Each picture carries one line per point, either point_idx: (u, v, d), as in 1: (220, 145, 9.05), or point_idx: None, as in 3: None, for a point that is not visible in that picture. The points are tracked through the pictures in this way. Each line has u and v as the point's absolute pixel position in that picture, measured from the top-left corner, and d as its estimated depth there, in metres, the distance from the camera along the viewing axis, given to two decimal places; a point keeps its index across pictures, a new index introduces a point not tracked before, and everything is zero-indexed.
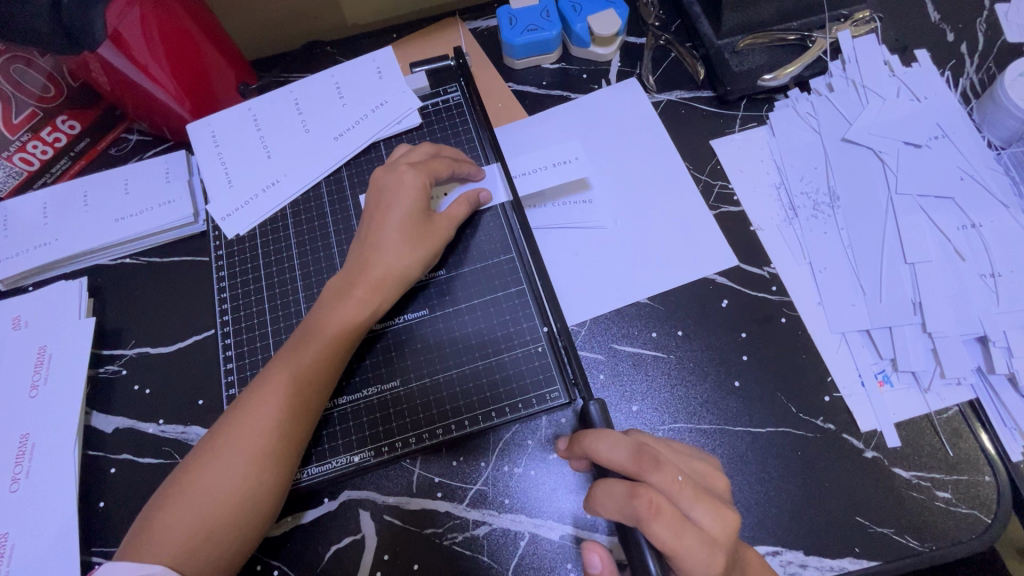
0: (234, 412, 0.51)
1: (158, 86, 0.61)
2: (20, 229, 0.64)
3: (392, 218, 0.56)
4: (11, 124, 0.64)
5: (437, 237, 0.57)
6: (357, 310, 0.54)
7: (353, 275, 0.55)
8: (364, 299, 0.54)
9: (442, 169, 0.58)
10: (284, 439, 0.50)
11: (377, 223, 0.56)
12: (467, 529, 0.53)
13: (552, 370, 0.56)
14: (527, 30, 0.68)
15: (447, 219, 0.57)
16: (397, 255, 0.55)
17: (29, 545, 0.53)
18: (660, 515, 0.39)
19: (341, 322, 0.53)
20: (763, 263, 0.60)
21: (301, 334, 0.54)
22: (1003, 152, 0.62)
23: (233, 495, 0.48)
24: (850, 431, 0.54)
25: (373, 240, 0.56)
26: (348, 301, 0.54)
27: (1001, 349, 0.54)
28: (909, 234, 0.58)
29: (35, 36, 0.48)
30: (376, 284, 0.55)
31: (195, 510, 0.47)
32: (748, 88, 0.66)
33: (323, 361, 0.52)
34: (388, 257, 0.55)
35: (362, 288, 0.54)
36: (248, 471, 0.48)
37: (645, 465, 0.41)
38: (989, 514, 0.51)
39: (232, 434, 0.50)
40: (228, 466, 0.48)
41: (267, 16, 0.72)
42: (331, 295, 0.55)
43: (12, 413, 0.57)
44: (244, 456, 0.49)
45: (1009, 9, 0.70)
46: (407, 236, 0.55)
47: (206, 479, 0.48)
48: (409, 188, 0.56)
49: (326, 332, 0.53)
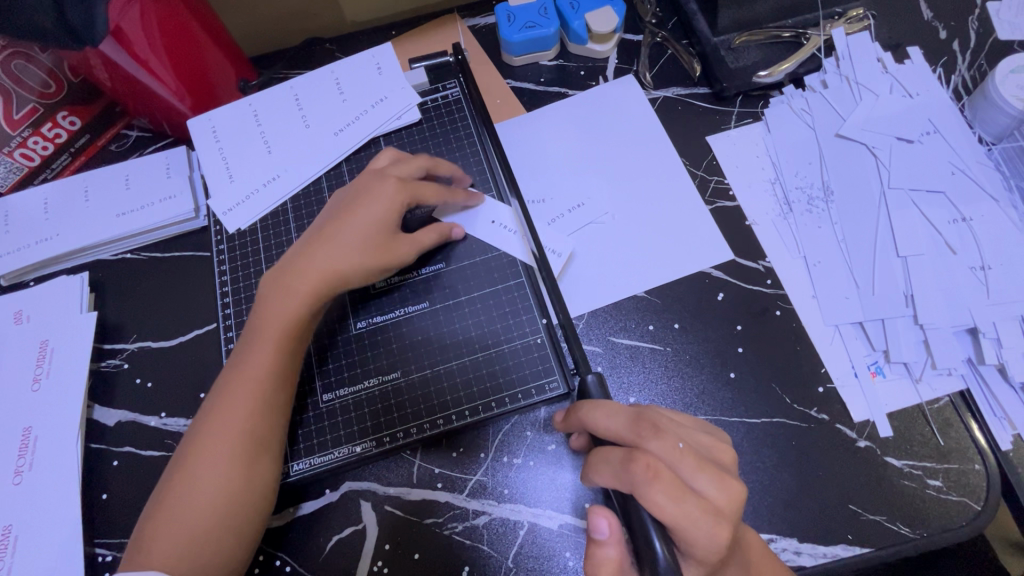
0: (200, 419, 0.51)
1: (159, 82, 0.62)
2: (22, 225, 0.64)
3: (353, 220, 0.55)
4: (12, 120, 0.64)
5: (391, 237, 0.56)
6: (293, 307, 0.53)
7: (290, 271, 0.55)
8: (302, 296, 0.54)
9: (430, 194, 0.58)
10: (245, 439, 0.50)
11: (337, 221, 0.56)
12: (467, 519, 0.54)
13: (551, 361, 0.57)
14: (526, 27, 0.68)
15: (416, 241, 0.58)
16: (342, 252, 0.55)
17: (33, 537, 0.53)
18: (660, 479, 0.39)
19: (280, 319, 0.53)
20: (758, 257, 0.61)
21: (248, 335, 0.54)
22: (994, 147, 0.63)
23: (210, 501, 0.48)
24: (844, 421, 0.55)
25: (324, 237, 0.55)
26: (281, 299, 0.53)
27: (991, 340, 0.55)
28: (901, 227, 0.59)
29: (39, 32, 0.49)
30: (313, 281, 0.54)
31: (178, 517, 0.48)
32: (743, 85, 0.67)
33: (268, 356, 0.52)
34: (332, 254, 0.54)
35: (301, 285, 0.54)
36: (218, 475, 0.49)
37: (643, 432, 0.42)
38: (978, 502, 0.52)
39: (198, 440, 0.50)
40: (198, 470, 0.49)
41: (267, 12, 0.73)
42: (269, 292, 0.55)
43: (15, 406, 0.58)
44: (213, 460, 0.49)
45: (1000, 7, 0.71)
46: (350, 230, 0.55)
47: (181, 489, 0.49)
48: (384, 196, 0.56)
49: (269, 329, 0.53)
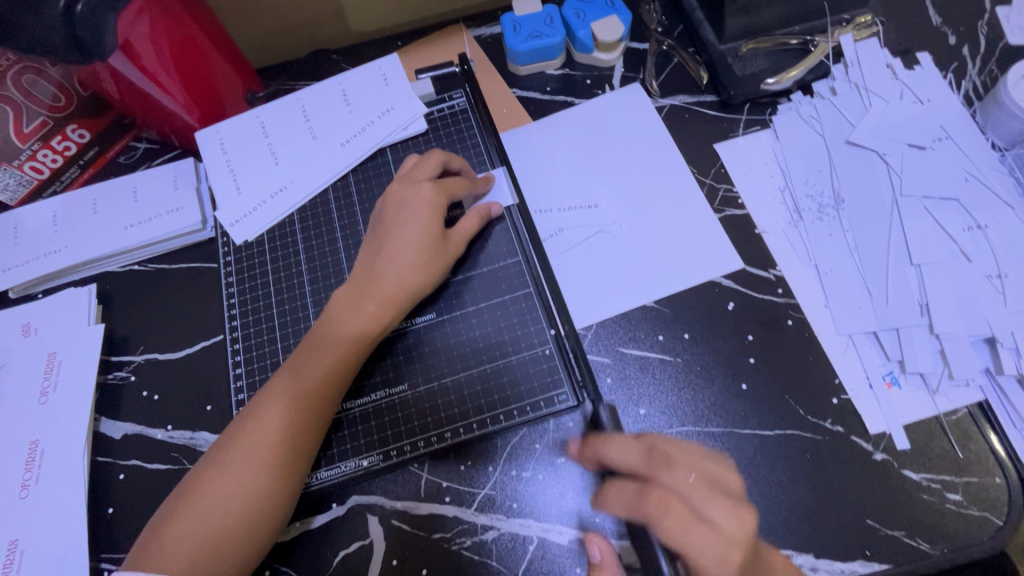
0: (248, 420, 0.51)
1: (165, 94, 0.62)
2: (31, 237, 0.64)
3: (408, 234, 0.56)
4: (22, 134, 0.64)
5: (449, 257, 0.57)
6: (369, 324, 0.54)
7: (365, 285, 0.55)
8: (374, 311, 0.54)
9: (459, 188, 0.59)
10: (297, 449, 0.50)
11: (392, 235, 0.57)
12: (476, 533, 0.53)
13: (560, 373, 0.56)
14: (531, 37, 0.68)
15: (461, 236, 0.58)
16: (410, 273, 0.55)
17: (38, 551, 0.53)
18: (671, 511, 0.40)
19: (351, 334, 0.54)
20: (768, 266, 0.60)
21: (311, 344, 0.54)
22: (1007, 153, 0.62)
23: (247, 507, 0.48)
24: (860, 434, 0.54)
25: (386, 252, 0.56)
26: (360, 313, 0.54)
27: (1009, 350, 0.54)
28: (915, 235, 0.58)
29: (47, 48, 0.49)
30: (386, 299, 0.55)
31: (203, 524, 0.47)
32: (751, 92, 0.66)
33: (335, 369, 0.53)
34: (401, 275, 0.55)
35: (374, 302, 0.54)
36: (261, 481, 0.49)
37: (657, 465, 0.43)
38: (1000, 516, 0.50)
39: (246, 444, 0.50)
40: (234, 478, 0.49)
41: (273, 24, 0.73)
42: (343, 301, 0.55)
43: (22, 419, 0.58)
44: (258, 466, 0.49)
45: (1010, 12, 0.70)
46: (421, 251, 0.56)
47: (216, 491, 0.48)
48: (425, 204, 0.57)
49: (337, 343, 0.53)
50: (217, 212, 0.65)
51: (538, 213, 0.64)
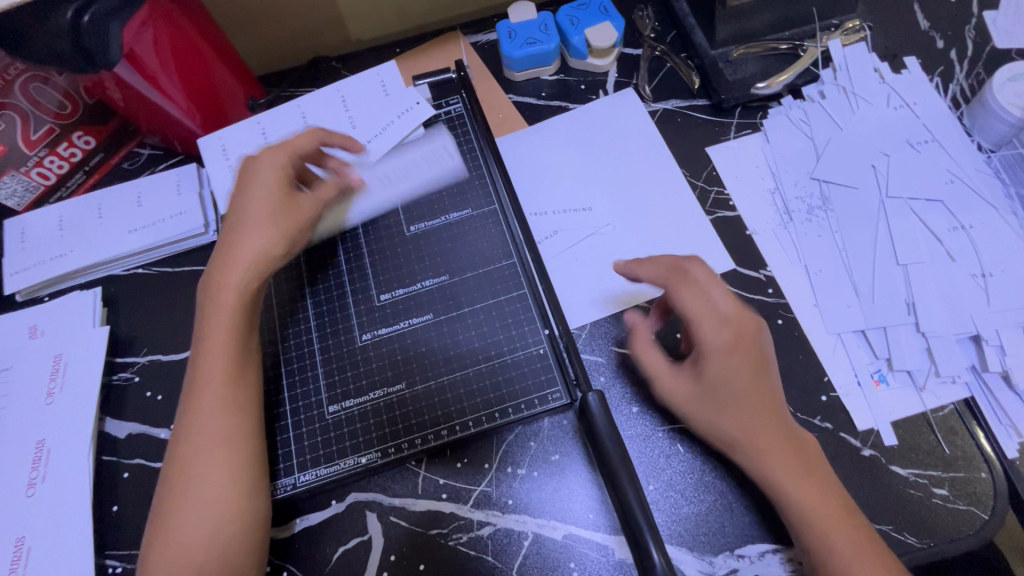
0: (178, 442, 0.50)
1: (169, 101, 0.63)
2: (37, 242, 0.66)
3: (253, 195, 0.56)
4: (29, 141, 0.65)
5: (304, 213, 0.58)
6: (230, 290, 0.54)
7: (219, 263, 0.55)
8: (234, 278, 0.54)
9: (309, 145, 0.60)
10: (241, 445, 0.50)
11: (242, 206, 0.57)
12: (472, 529, 0.54)
13: (554, 372, 0.57)
14: (526, 44, 0.70)
15: (314, 199, 0.60)
16: (263, 233, 0.56)
17: (45, 547, 0.54)
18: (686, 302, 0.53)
19: (226, 314, 0.53)
20: (759, 266, 0.61)
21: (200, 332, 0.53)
22: (993, 155, 0.63)
23: (227, 508, 0.48)
24: (848, 430, 0.55)
25: (235, 224, 0.56)
26: (221, 287, 0.54)
27: (994, 348, 0.55)
28: (901, 236, 0.60)
29: (55, 58, 0.51)
30: (240, 263, 0.55)
31: (185, 536, 0.48)
32: (742, 97, 0.68)
33: (219, 349, 0.52)
34: (251, 237, 0.55)
35: (234, 276, 0.54)
36: (227, 484, 0.49)
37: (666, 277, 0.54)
38: (985, 511, 0.51)
39: (190, 461, 0.49)
40: (194, 484, 0.49)
41: (273, 33, 0.75)
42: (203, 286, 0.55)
43: (28, 419, 0.59)
44: (218, 475, 0.49)
45: (997, 16, 0.71)
46: (270, 212, 0.56)
47: (185, 504, 0.48)
48: (268, 167, 0.58)
49: (218, 319, 0.53)
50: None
51: (533, 215, 0.65)
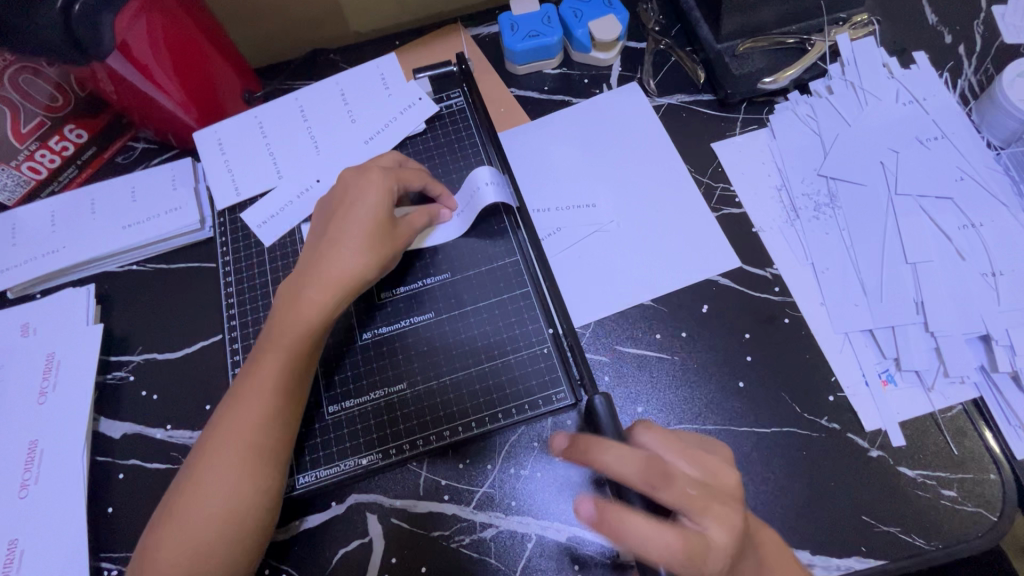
0: (214, 431, 0.50)
1: (163, 93, 0.62)
2: (28, 237, 0.64)
3: (355, 214, 0.54)
4: (19, 133, 0.64)
5: (398, 243, 0.56)
6: (311, 310, 0.52)
7: (307, 274, 0.53)
8: (320, 297, 0.52)
9: (414, 179, 0.58)
10: (269, 459, 0.49)
11: (337, 219, 0.54)
12: (475, 531, 0.53)
13: (559, 371, 0.56)
14: (528, 37, 0.69)
15: (411, 226, 0.57)
16: (355, 256, 0.53)
17: (38, 550, 0.53)
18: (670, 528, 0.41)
19: (298, 323, 0.52)
20: (766, 264, 0.61)
21: (268, 334, 0.52)
22: (1003, 152, 0.62)
23: (227, 513, 0.47)
24: (856, 431, 0.54)
25: (331, 238, 0.54)
26: (304, 302, 0.52)
27: (1004, 348, 0.55)
28: (910, 234, 0.59)
29: (45, 49, 0.49)
30: (332, 283, 0.52)
31: (188, 528, 0.47)
32: (749, 92, 0.67)
33: (285, 365, 0.51)
34: (344, 258, 0.53)
35: (315, 287, 0.52)
36: (241, 490, 0.48)
37: (653, 481, 0.42)
38: (994, 513, 0.51)
39: (218, 453, 0.48)
40: (214, 478, 0.48)
41: (270, 24, 0.73)
42: (287, 296, 0.53)
43: (20, 419, 0.58)
44: (239, 476, 0.48)
45: (1006, 11, 0.70)
46: (369, 237, 0.54)
47: (200, 495, 0.47)
48: (374, 187, 0.55)
49: (290, 328, 0.52)
50: (243, 214, 0.65)
51: (536, 211, 0.64)
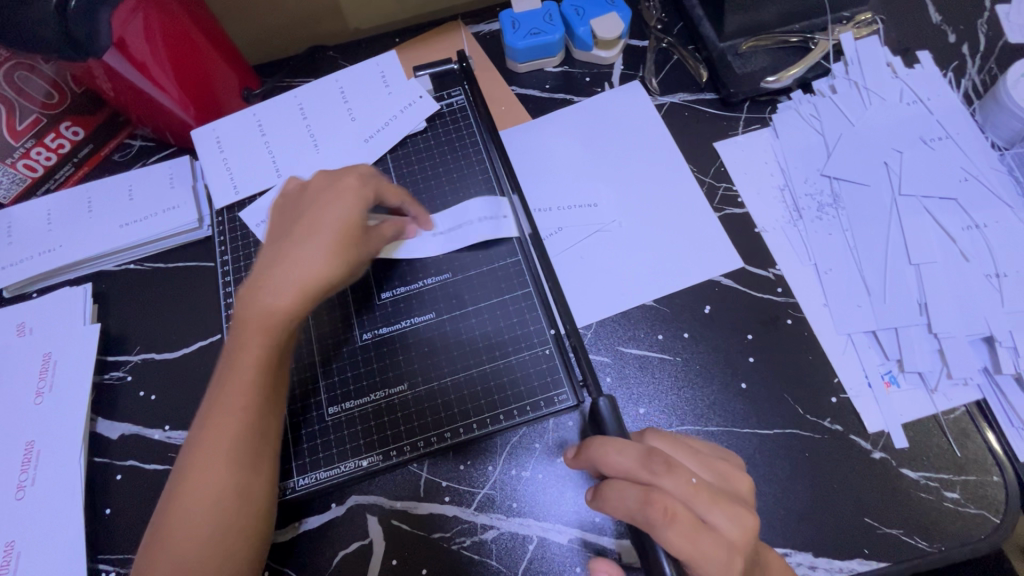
0: (185, 455, 0.46)
1: (161, 91, 0.61)
2: (24, 235, 0.64)
3: (326, 217, 0.50)
4: (15, 131, 0.63)
5: (371, 247, 0.54)
6: (274, 313, 0.47)
7: (266, 274, 0.48)
8: (283, 300, 0.47)
9: (394, 197, 0.56)
10: (251, 474, 0.47)
11: (305, 221, 0.50)
12: (475, 533, 0.53)
13: (560, 372, 0.56)
14: (530, 34, 0.68)
15: (381, 237, 0.56)
16: (321, 255, 0.48)
17: (34, 552, 0.52)
18: (676, 521, 0.40)
19: (262, 330, 0.47)
20: (768, 265, 0.60)
21: (227, 347, 0.48)
22: (1006, 152, 0.62)
23: (217, 532, 0.45)
24: (858, 433, 0.54)
25: (297, 237, 0.49)
26: (266, 305, 0.47)
27: (1007, 349, 0.54)
28: (913, 235, 0.59)
29: (41, 44, 0.49)
30: (299, 285, 0.47)
31: (176, 553, 0.45)
32: (751, 91, 0.66)
33: (250, 371, 0.46)
34: (310, 257, 0.48)
35: (279, 292, 0.47)
36: (226, 508, 0.46)
37: (655, 468, 0.42)
38: (997, 515, 0.51)
39: (194, 477, 0.45)
40: (195, 502, 0.45)
41: (269, 21, 0.72)
42: (248, 298, 0.48)
43: (17, 420, 0.57)
44: (221, 495, 0.46)
45: (1010, 10, 0.70)
46: (339, 239, 0.49)
47: (180, 521, 0.45)
48: (348, 192, 0.52)
49: (254, 337, 0.47)
50: (241, 213, 0.64)
51: (537, 210, 0.64)
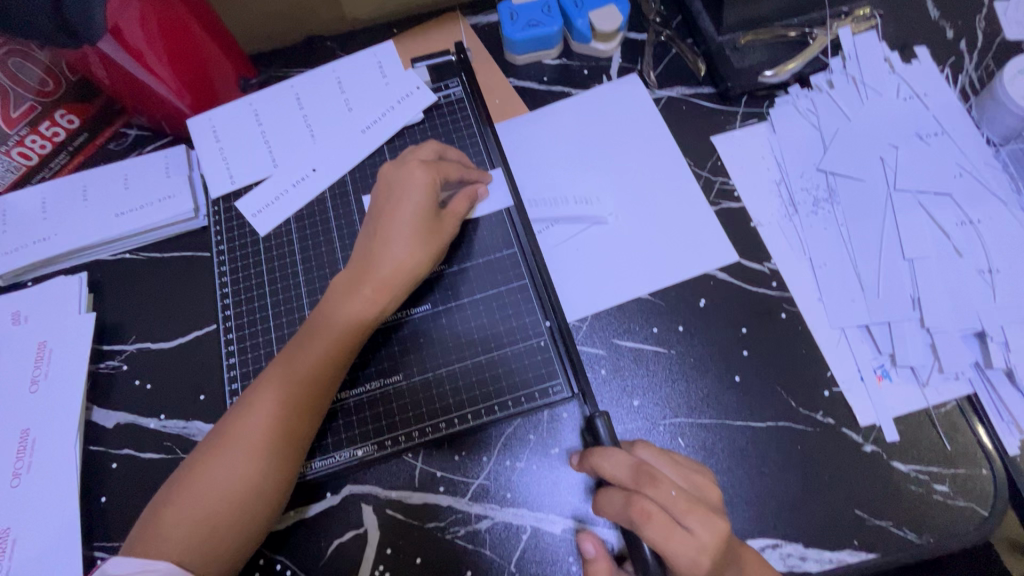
0: (237, 417, 0.50)
1: (156, 79, 0.61)
2: (19, 223, 0.63)
3: (403, 211, 0.54)
4: (9, 118, 0.63)
5: (444, 236, 0.56)
6: (364, 308, 0.53)
7: (360, 271, 0.54)
8: (374, 303, 0.53)
9: (453, 171, 0.57)
10: (291, 452, 0.50)
11: (386, 214, 0.55)
12: (469, 523, 0.54)
13: (555, 364, 0.56)
14: (528, 26, 0.68)
15: (454, 216, 0.57)
16: (404, 253, 0.54)
17: (30, 539, 0.53)
18: (653, 521, 0.41)
19: (345, 318, 0.53)
20: (763, 259, 0.60)
21: (309, 328, 0.53)
22: (1002, 149, 0.62)
23: (240, 498, 0.47)
24: (850, 426, 0.54)
25: (380, 235, 0.55)
26: (355, 298, 0.53)
27: (999, 344, 0.55)
28: (907, 230, 0.59)
29: (35, 31, 0.48)
30: (384, 284, 0.54)
31: (200, 508, 0.47)
32: (749, 85, 0.66)
33: (329, 357, 0.52)
34: (394, 256, 0.54)
35: (369, 286, 0.53)
36: (259, 477, 0.48)
37: (642, 480, 0.43)
38: (985, 507, 0.51)
39: (240, 440, 0.49)
40: (234, 462, 0.48)
41: (264, 10, 0.72)
42: (337, 290, 0.54)
43: (13, 408, 0.57)
44: (259, 464, 0.48)
45: (1009, 6, 0.70)
46: (416, 234, 0.54)
47: (214, 478, 0.48)
48: (420, 185, 0.55)
49: (337, 325, 0.52)
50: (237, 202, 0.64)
51: (533, 205, 0.64)
